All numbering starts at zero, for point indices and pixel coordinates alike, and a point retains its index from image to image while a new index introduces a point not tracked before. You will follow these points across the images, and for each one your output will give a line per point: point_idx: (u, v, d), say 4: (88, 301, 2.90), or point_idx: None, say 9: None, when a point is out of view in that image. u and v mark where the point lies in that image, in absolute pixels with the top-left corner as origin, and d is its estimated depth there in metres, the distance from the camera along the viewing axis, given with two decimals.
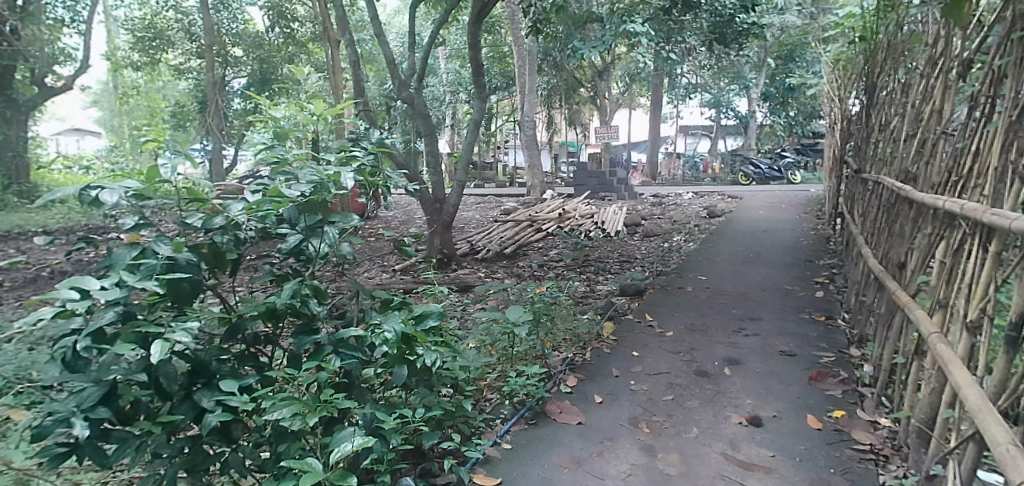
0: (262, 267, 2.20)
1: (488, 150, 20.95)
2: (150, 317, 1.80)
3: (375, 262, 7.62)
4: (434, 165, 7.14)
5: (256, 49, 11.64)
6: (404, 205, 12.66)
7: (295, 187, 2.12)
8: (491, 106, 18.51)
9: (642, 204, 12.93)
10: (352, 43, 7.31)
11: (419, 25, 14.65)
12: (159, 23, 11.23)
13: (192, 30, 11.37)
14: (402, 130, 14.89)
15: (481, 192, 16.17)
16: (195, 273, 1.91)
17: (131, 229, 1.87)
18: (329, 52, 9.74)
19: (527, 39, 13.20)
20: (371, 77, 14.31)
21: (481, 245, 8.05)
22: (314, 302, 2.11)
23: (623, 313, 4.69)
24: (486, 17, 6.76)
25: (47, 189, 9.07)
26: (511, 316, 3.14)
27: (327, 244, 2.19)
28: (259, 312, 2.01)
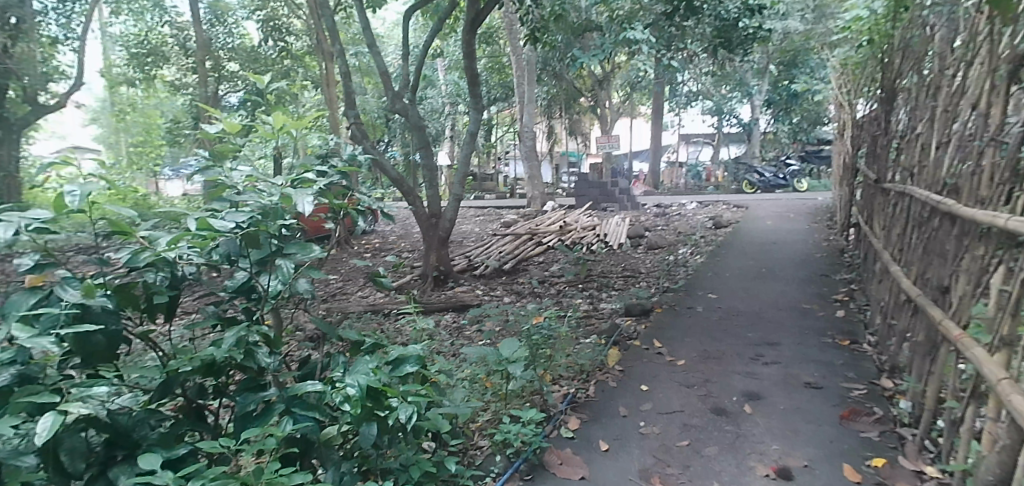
0: (206, 308, 1.85)
1: (489, 161, 20.75)
2: (52, 381, 1.45)
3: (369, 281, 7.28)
4: (429, 179, 6.80)
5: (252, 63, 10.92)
6: (402, 218, 12.33)
7: (232, 217, 1.73)
8: (490, 117, 18.24)
9: (645, 215, 12.61)
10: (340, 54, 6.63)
11: (415, 35, 14.35)
12: (153, 39, 10.98)
13: (187, 45, 11.25)
14: (402, 142, 14.56)
15: (481, 204, 15.86)
16: (113, 323, 1.56)
17: (31, 271, 1.53)
18: (323, 65, 9.44)
19: (526, 48, 12.90)
20: (370, 88, 13.98)
21: (479, 261, 7.70)
22: (263, 350, 1.77)
23: (629, 338, 4.32)
24: (481, 24, 6.44)
25: None
26: (504, 352, 2.79)
27: (280, 281, 1.82)
28: (193, 367, 1.64)
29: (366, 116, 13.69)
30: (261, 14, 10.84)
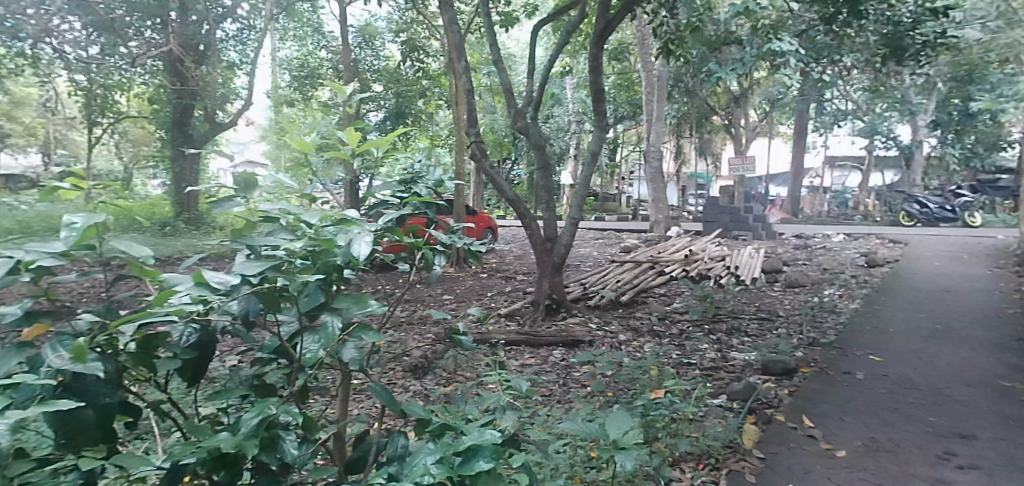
0: (243, 373, 1.57)
1: (612, 181, 20.05)
2: (19, 469, 1.01)
3: (481, 300, 6.91)
4: (546, 199, 6.28)
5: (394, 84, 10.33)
6: (520, 238, 12.03)
7: (246, 267, 1.37)
8: (616, 135, 17.55)
9: (783, 246, 11.33)
10: (467, 71, 5.66)
11: (545, 52, 14.08)
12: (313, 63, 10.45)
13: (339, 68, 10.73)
14: (527, 161, 14.33)
15: (602, 226, 15.25)
16: (108, 392, 1.14)
17: (18, 323, 1.15)
18: (451, 82, 9.29)
19: (657, 63, 12.13)
20: (499, 107, 13.84)
21: (595, 290, 7.04)
22: (293, 437, 1.40)
23: (769, 405, 3.55)
24: (609, 36, 5.89)
25: None
26: (611, 430, 2.18)
27: (322, 344, 1.46)
28: (201, 457, 1.25)
29: (492, 135, 13.51)
30: (404, 37, 9.88)
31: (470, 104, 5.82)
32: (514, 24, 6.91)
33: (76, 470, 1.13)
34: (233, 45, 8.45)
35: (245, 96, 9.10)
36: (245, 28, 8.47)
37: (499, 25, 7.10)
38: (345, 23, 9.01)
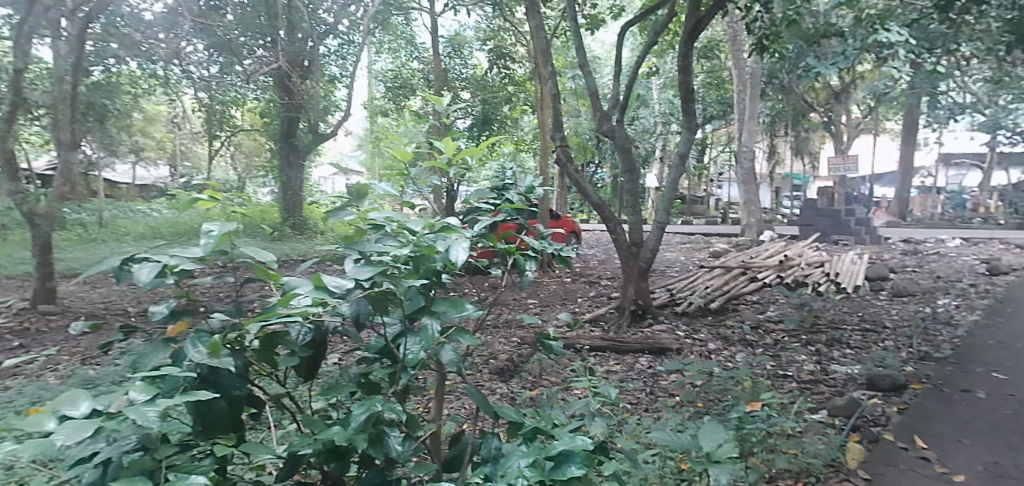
0: (350, 371, 1.68)
1: (700, 183, 19.44)
2: (166, 453, 1.12)
3: (565, 304, 6.90)
4: (632, 203, 6.17)
5: (481, 91, 10.49)
6: (604, 242, 11.90)
7: (358, 272, 1.46)
8: (704, 136, 16.99)
9: (890, 252, 10.52)
10: (553, 76, 5.66)
11: (631, 53, 13.84)
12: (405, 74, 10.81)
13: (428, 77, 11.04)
14: (612, 164, 14.17)
15: (689, 230, 14.81)
16: (238, 385, 1.25)
17: (165, 319, 1.29)
18: (536, 87, 9.33)
19: (750, 60, 11.61)
20: (583, 110, 13.75)
21: (682, 296, 6.83)
22: (397, 434, 1.47)
23: (875, 424, 3.32)
24: (700, 35, 5.71)
25: None
26: (703, 441, 2.12)
27: (423, 345, 1.53)
28: (316, 449, 1.34)
29: (576, 138, 13.42)
30: (491, 44, 10.03)
31: (556, 109, 5.82)
32: (600, 26, 6.86)
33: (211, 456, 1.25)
34: (334, 60, 8.96)
35: (343, 107, 9.61)
36: (344, 43, 8.92)
37: (585, 28, 7.06)
38: (435, 34, 9.26)
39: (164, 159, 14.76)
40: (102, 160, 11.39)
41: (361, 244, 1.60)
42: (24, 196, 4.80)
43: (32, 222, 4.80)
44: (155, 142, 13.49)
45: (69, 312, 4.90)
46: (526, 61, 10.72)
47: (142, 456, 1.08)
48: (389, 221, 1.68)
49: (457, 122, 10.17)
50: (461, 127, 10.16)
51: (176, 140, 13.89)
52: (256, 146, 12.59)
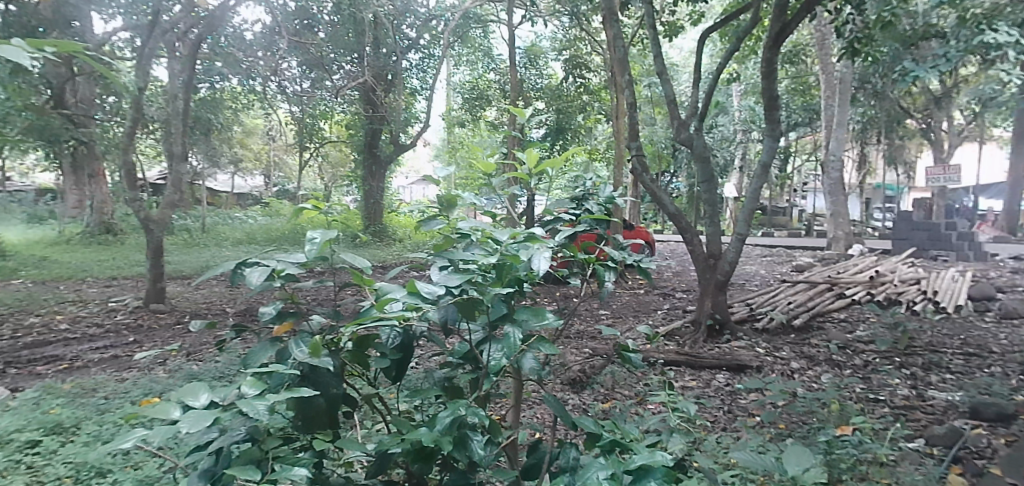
0: (435, 375, 1.73)
1: (782, 193, 18.61)
2: (272, 444, 1.20)
3: (638, 316, 6.77)
4: (710, 214, 5.97)
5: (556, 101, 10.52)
6: (680, 253, 11.61)
7: (447, 279, 1.51)
8: (788, 144, 16.25)
9: (998, 270, 9.66)
10: (630, 84, 5.57)
11: (710, 60, 13.48)
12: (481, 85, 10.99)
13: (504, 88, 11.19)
14: (688, 174, 13.82)
15: (770, 242, 14.21)
16: (336, 384, 1.32)
17: (272, 319, 1.39)
18: (611, 96, 9.25)
19: (839, 64, 11.03)
20: (659, 119, 13.51)
21: (762, 311, 6.54)
22: (480, 438, 1.50)
23: (980, 455, 3.04)
24: (786, 39, 5.47)
25: (392, 231, 9.75)
26: (787, 465, 2.02)
27: (506, 352, 1.56)
28: (404, 448, 1.39)
29: (651, 147, 13.17)
30: (567, 54, 10.08)
31: (632, 118, 5.72)
32: (679, 32, 6.70)
33: (311, 449, 1.32)
34: (416, 73, 9.33)
35: (423, 118, 9.95)
36: (426, 57, 9.23)
37: (663, 35, 6.92)
38: (512, 45, 9.38)
39: (258, 169, 15.74)
40: (205, 170, 12.33)
41: (451, 252, 1.65)
42: (141, 203, 5.25)
43: (148, 228, 5.20)
44: (252, 153, 14.44)
45: (177, 310, 5.32)
46: (601, 69, 10.65)
47: (250, 447, 1.15)
48: (475, 230, 1.73)
49: (531, 131, 10.25)
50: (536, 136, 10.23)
51: (270, 151, 14.80)
52: (341, 156, 13.22)
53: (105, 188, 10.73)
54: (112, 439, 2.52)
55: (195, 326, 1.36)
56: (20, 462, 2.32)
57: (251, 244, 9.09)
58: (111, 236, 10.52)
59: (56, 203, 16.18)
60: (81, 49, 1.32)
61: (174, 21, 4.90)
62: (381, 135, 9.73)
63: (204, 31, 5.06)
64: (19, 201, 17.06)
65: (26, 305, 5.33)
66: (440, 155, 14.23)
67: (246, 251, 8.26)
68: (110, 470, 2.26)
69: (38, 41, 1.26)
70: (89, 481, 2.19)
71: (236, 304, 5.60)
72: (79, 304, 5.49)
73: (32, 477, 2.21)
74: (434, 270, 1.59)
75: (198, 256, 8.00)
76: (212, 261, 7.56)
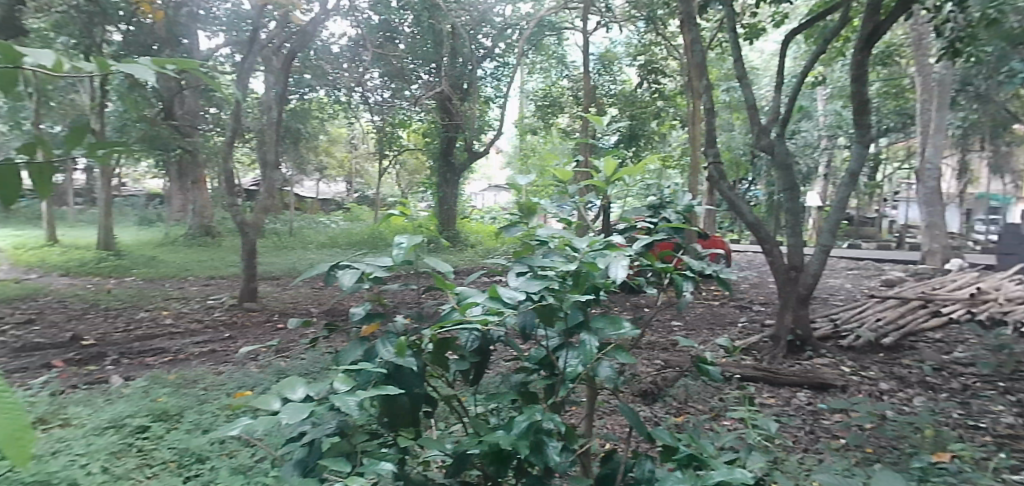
0: (512, 379, 1.76)
1: (872, 203, 17.53)
2: (360, 439, 1.26)
3: (713, 328, 6.55)
4: (792, 224, 5.70)
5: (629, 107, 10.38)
6: (758, 265, 11.16)
7: (527, 285, 1.54)
8: (878, 151, 15.30)
9: None
10: (708, 89, 5.42)
11: (794, 63, 12.90)
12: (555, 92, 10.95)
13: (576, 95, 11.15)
14: (768, 181, 13.28)
15: (858, 254, 13.41)
16: (419, 384, 1.36)
17: (362, 320, 1.46)
18: (688, 102, 9.02)
19: (938, 65, 10.28)
20: (738, 125, 13.07)
21: (848, 327, 6.17)
22: (556, 445, 1.50)
23: None
24: (879, 40, 5.16)
25: (464, 237, 9.93)
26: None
27: (582, 360, 1.56)
28: (482, 450, 1.43)
29: (729, 154, 12.75)
30: (643, 59, 9.85)
31: (709, 124, 5.55)
32: (760, 35, 6.45)
33: (394, 445, 1.38)
34: (491, 82, 9.52)
35: (496, 126, 10.11)
36: (501, 65, 9.37)
37: (744, 38, 6.69)
38: (587, 52, 9.34)
39: (341, 176, 16.45)
40: (293, 176, 13.04)
41: (530, 258, 1.67)
42: (237, 207, 5.60)
43: (243, 231, 5.55)
44: (335, 160, 15.13)
45: (267, 309, 5.64)
46: (677, 75, 10.42)
47: (340, 441, 1.21)
48: (553, 237, 1.75)
49: (604, 138, 10.16)
50: (609, 143, 10.13)
51: (352, 159, 15.45)
52: (417, 163, 13.64)
53: (206, 193, 11.55)
54: (209, 428, 2.70)
55: (292, 323, 1.44)
56: (132, 445, 2.53)
57: (334, 247, 9.51)
58: (209, 238, 11.32)
59: (163, 207, 17.58)
60: (200, 68, 1.24)
61: (270, 38, 5.24)
62: (456, 142, 9.96)
63: (295, 46, 5.37)
64: (131, 204, 18.67)
65: (137, 301, 5.81)
66: (513, 162, 14.35)
67: (330, 255, 8.67)
68: (208, 457, 2.43)
69: (158, 60, 1.18)
70: (190, 466, 2.37)
71: (320, 305, 5.87)
72: (182, 301, 5.93)
73: (142, 460, 2.41)
74: (512, 276, 1.62)
75: (286, 258, 8.47)
76: (298, 263, 7.96)
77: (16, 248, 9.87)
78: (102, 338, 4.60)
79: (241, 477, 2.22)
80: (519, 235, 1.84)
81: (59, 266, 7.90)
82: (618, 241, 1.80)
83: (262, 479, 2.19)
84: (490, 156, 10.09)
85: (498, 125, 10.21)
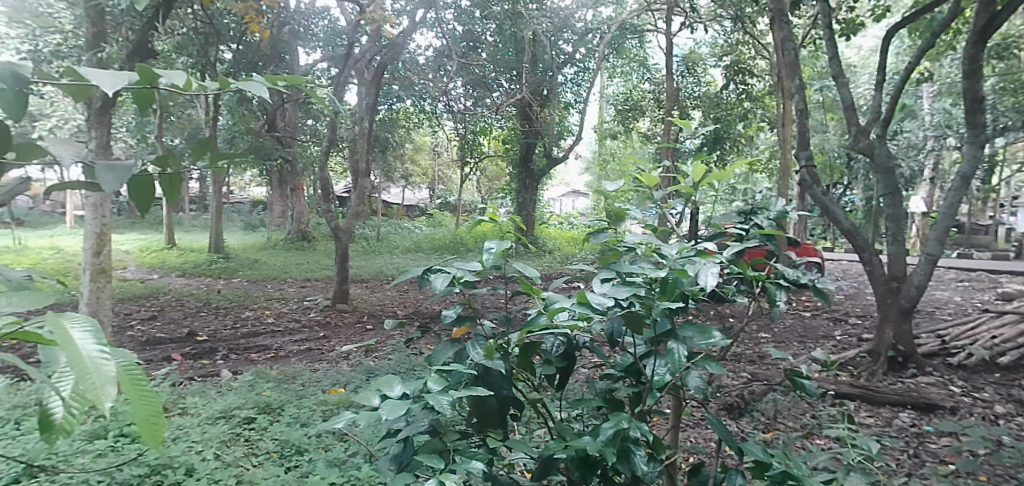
0: (597, 386, 1.75)
1: (988, 208, 16.01)
2: (452, 437, 1.30)
3: (805, 340, 6.21)
4: (895, 232, 5.30)
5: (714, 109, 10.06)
6: (855, 274, 10.48)
7: (614, 291, 1.52)
8: (996, 151, 13.98)
9: None
10: (801, 89, 5.14)
11: (897, 59, 12.05)
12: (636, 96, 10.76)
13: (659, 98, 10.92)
14: (866, 185, 12.46)
15: (970, 265, 12.30)
16: (507, 387, 1.39)
17: (453, 323, 1.50)
18: (778, 103, 8.62)
19: None
20: (833, 126, 12.35)
21: (959, 344, 5.65)
22: (643, 454, 1.48)
23: None
24: (997, 30, 4.71)
25: (544, 243, 9.97)
26: None
27: (670, 369, 1.53)
28: (568, 455, 1.43)
29: (822, 156, 12.08)
30: (729, 59, 9.43)
31: (801, 126, 5.27)
32: (859, 30, 6.06)
33: (482, 446, 1.41)
34: (571, 87, 9.54)
35: (576, 131, 10.13)
36: (581, 70, 9.37)
37: (840, 34, 6.31)
38: (670, 54, 9.13)
39: (425, 183, 16.97)
40: (381, 184, 13.60)
41: (617, 265, 1.66)
42: (331, 214, 5.89)
43: (336, 236, 5.84)
44: (420, 168, 15.64)
45: (358, 310, 5.90)
46: (766, 75, 9.99)
47: (432, 439, 1.26)
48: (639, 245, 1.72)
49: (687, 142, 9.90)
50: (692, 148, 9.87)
51: (436, 166, 15.92)
52: (498, 169, 13.84)
53: (303, 200, 12.25)
54: (308, 422, 2.86)
55: (388, 324, 1.51)
56: (239, 435, 2.73)
57: (418, 252, 9.83)
58: (305, 241, 12.01)
59: (265, 214, 18.83)
60: (306, 79, 1.32)
61: (363, 52, 5.50)
62: (536, 148, 10.05)
63: (386, 59, 5.61)
64: (237, 211, 20.13)
65: (243, 300, 6.25)
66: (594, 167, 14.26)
67: (414, 259, 8.97)
68: (307, 449, 2.57)
69: (270, 74, 1.26)
70: (291, 457, 2.52)
71: (406, 308, 6.08)
72: (282, 301, 6.32)
73: (249, 449, 2.59)
74: (599, 282, 1.60)
75: (374, 261, 8.84)
76: (385, 267, 8.28)
77: (141, 250, 10.90)
78: (213, 335, 4.98)
79: (337, 470, 2.33)
80: (605, 241, 1.81)
81: (177, 268, 8.64)
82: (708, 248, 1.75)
83: (356, 472, 2.30)
84: (569, 162, 10.09)
85: (578, 130, 10.18)
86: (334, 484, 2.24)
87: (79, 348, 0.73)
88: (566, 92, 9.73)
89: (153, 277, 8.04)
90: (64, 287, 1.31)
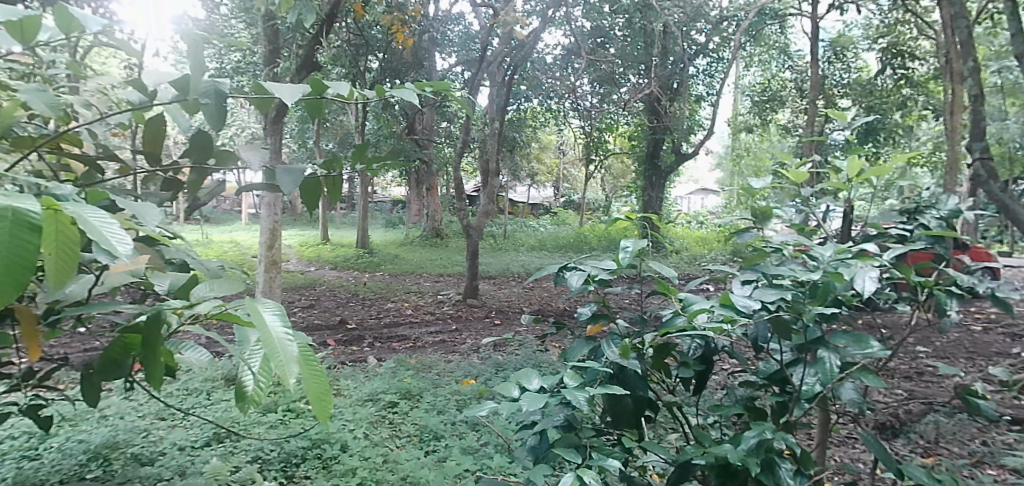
0: (736, 392, 1.67)
1: None
2: (587, 433, 1.31)
3: (976, 356, 5.47)
4: None
5: (866, 97, 9.18)
6: None
7: (763, 294, 1.43)
8: None
9: None
10: (975, 71, 4.52)
11: None
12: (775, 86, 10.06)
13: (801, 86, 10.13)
14: None
15: None
16: (643, 387, 1.37)
17: (589, 320, 1.50)
18: (946, 87, 7.66)
19: None
20: (1014, 111, 10.74)
21: None
22: (790, 468, 1.38)
23: None
24: None
25: (672, 241, 9.70)
26: None
27: (820, 379, 1.42)
28: (707, 461, 1.37)
29: (1000, 147, 10.55)
30: (885, 42, 8.52)
31: (976, 113, 4.63)
32: None
33: (618, 445, 1.40)
34: (703, 79, 9.18)
35: (707, 126, 9.72)
36: (714, 61, 8.98)
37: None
38: (816, 40, 8.45)
39: (550, 182, 17.17)
40: (509, 182, 13.94)
41: (762, 266, 1.56)
42: (464, 212, 6.13)
43: (468, 233, 6.07)
44: (545, 167, 15.85)
45: (487, 306, 6.10)
46: (930, 57, 8.93)
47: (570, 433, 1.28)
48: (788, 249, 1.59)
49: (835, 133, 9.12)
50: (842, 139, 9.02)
51: (561, 164, 16.04)
52: (623, 166, 13.65)
53: (437, 199, 12.86)
54: (443, 410, 3.02)
55: (524, 318, 1.54)
56: (384, 417, 2.93)
57: (544, 250, 9.98)
58: (438, 238, 12.65)
59: (403, 213, 20.10)
60: (449, 85, 1.40)
61: (495, 53, 5.67)
62: (664, 145, 9.78)
63: (516, 60, 5.74)
64: (381, 210, 21.72)
65: (385, 292, 6.73)
66: (726, 162, 13.60)
67: (540, 256, 9.11)
68: (443, 436, 2.71)
69: (418, 81, 1.37)
70: (429, 441, 2.67)
71: (531, 306, 6.17)
72: (418, 295, 6.70)
73: (393, 431, 2.78)
74: (742, 284, 1.52)
75: (502, 259, 9.10)
76: (512, 264, 8.48)
77: (301, 244, 12.11)
78: (360, 323, 5.41)
79: (471, 457, 2.44)
80: (749, 241, 1.70)
81: (329, 261, 9.49)
82: (869, 250, 1.59)
83: (488, 461, 2.39)
84: (699, 158, 9.70)
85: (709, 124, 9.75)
86: (469, 470, 2.35)
87: (270, 329, 0.82)
88: (698, 85, 9.36)
89: (310, 269, 8.88)
90: (251, 276, 1.48)
